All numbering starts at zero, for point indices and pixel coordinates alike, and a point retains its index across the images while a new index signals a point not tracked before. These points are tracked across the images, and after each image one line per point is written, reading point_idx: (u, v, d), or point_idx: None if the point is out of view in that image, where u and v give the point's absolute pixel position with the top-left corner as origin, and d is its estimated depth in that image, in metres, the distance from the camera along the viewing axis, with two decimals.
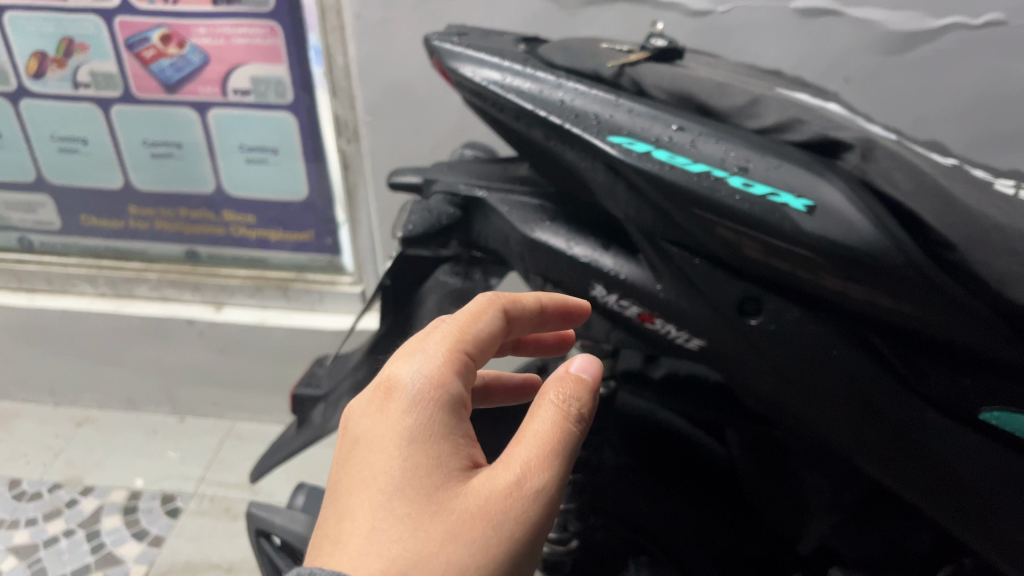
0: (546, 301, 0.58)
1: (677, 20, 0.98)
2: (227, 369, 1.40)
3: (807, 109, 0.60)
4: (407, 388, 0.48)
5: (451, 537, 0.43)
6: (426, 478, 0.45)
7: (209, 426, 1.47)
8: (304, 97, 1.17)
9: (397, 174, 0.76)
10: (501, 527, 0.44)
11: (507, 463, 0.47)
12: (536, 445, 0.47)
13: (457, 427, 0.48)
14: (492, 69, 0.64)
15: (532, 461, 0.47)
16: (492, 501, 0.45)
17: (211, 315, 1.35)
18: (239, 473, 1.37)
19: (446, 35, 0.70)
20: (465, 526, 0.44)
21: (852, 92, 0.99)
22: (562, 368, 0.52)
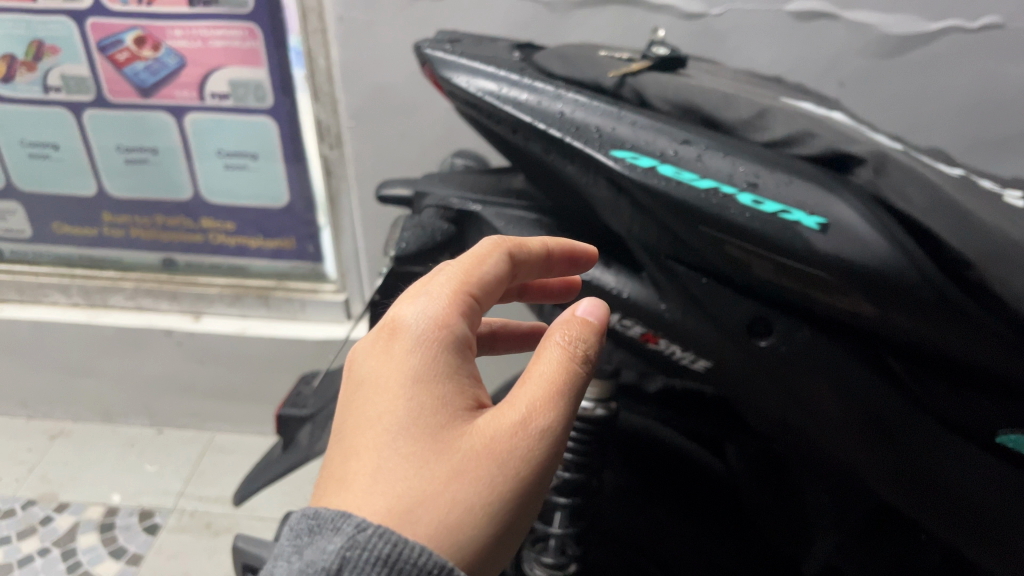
0: (553, 244, 0.55)
1: (669, 22, 0.95)
2: (207, 380, 1.36)
3: (815, 121, 0.58)
4: (412, 327, 0.47)
5: (457, 475, 0.42)
6: (431, 418, 0.43)
7: (187, 439, 1.43)
8: (285, 101, 1.13)
9: (385, 185, 0.73)
10: (508, 468, 0.43)
11: (512, 403, 0.45)
12: (544, 386, 0.46)
13: (461, 366, 0.46)
14: (487, 78, 0.61)
15: (540, 401, 0.45)
16: (498, 441, 0.44)
17: (189, 325, 1.31)
18: (220, 487, 1.33)
19: (437, 43, 0.67)
20: (471, 465, 0.42)
21: (847, 97, 0.98)
22: (568, 311, 0.51)
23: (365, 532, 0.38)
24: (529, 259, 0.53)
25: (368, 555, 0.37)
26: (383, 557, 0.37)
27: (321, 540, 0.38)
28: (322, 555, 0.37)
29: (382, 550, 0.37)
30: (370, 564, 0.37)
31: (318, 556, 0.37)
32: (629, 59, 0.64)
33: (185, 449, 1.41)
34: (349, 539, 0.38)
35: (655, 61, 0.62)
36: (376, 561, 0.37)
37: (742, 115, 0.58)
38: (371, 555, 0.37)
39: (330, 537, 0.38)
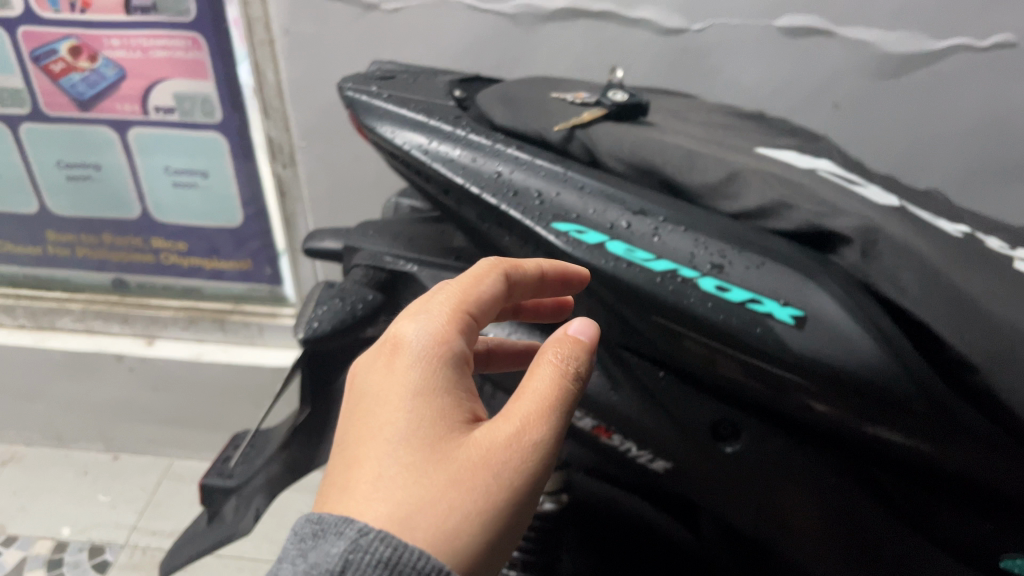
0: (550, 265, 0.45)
1: (646, 38, 0.86)
2: (162, 406, 1.29)
3: (797, 182, 0.49)
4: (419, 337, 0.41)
5: (453, 484, 0.35)
6: (426, 423, 0.37)
7: (144, 466, 1.36)
8: (234, 116, 1.05)
9: (312, 238, 0.65)
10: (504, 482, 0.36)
11: (513, 409, 0.38)
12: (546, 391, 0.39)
13: (462, 378, 0.39)
14: (416, 129, 0.52)
15: (542, 408, 0.38)
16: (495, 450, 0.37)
17: (141, 350, 1.23)
18: (177, 519, 1.26)
19: (365, 80, 0.58)
20: (466, 475, 0.36)
21: (841, 120, 0.89)
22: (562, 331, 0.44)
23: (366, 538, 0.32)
24: (527, 279, 0.44)
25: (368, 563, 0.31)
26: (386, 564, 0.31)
27: (316, 548, 0.32)
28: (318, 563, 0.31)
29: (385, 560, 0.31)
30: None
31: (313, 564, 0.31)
32: (584, 103, 0.55)
33: (142, 477, 1.34)
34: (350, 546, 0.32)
35: (612, 108, 0.53)
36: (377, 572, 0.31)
37: (712, 175, 0.49)
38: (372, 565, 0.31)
39: (327, 543, 0.32)
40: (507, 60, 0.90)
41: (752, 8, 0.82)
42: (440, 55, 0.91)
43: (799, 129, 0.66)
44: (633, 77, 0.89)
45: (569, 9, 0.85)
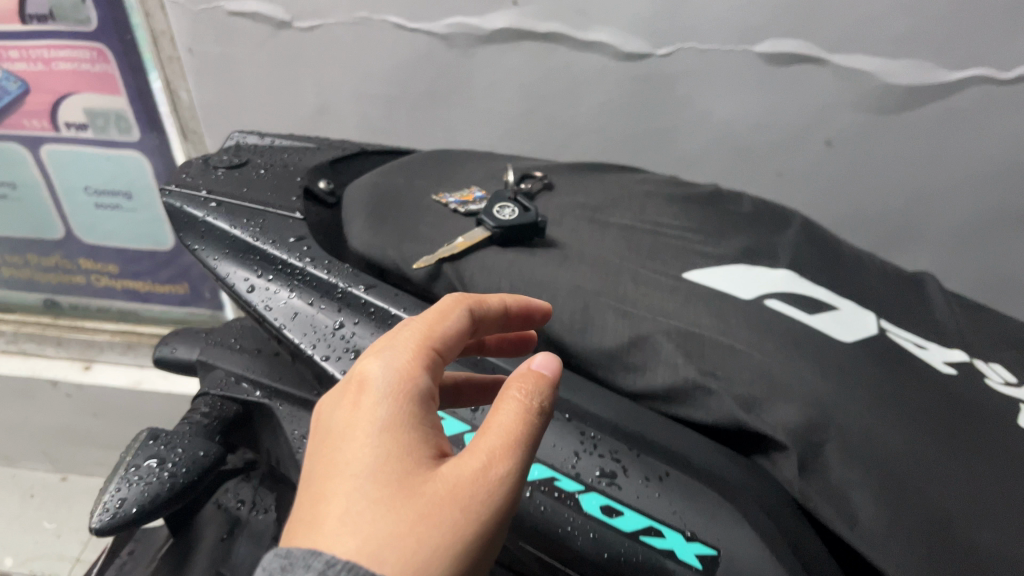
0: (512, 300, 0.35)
1: (601, 64, 0.72)
2: (105, 431, 1.21)
3: (723, 345, 0.37)
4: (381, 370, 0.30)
5: (424, 526, 0.24)
6: (384, 454, 0.26)
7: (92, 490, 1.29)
8: (153, 135, 0.93)
9: (162, 346, 0.53)
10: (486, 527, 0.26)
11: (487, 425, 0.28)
12: (529, 407, 0.29)
13: (432, 407, 0.28)
14: (245, 258, 0.41)
15: (527, 430, 0.28)
16: (469, 484, 0.26)
17: (78, 376, 1.09)
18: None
19: (204, 171, 0.46)
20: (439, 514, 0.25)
21: (837, 158, 0.74)
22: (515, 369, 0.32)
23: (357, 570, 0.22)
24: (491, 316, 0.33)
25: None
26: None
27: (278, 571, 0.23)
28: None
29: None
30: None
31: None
32: (467, 213, 0.43)
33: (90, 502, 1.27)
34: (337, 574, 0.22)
35: (493, 232, 0.41)
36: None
37: (610, 338, 0.37)
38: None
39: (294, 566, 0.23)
40: (440, 86, 0.76)
41: (726, 32, 0.68)
42: (362, 80, 0.77)
43: (759, 209, 0.54)
44: (588, 107, 0.75)
45: (509, 31, 0.71)
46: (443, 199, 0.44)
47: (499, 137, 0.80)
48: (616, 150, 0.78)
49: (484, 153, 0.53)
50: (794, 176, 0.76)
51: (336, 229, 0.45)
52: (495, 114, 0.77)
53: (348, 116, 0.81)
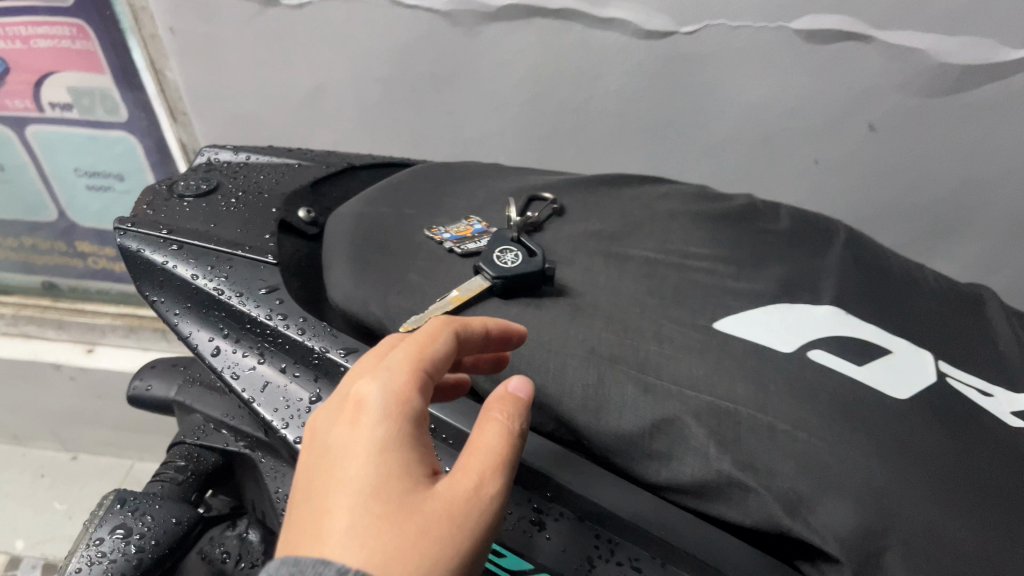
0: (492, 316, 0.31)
1: (620, 42, 0.65)
2: (112, 412, 1.18)
3: (761, 424, 0.32)
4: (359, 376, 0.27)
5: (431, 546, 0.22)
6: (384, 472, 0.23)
7: (102, 470, 1.25)
8: (140, 116, 0.86)
9: (136, 383, 0.49)
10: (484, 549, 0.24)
11: (477, 444, 0.26)
12: (517, 428, 0.27)
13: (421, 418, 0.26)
14: (211, 315, 0.36)
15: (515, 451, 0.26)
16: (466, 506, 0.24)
17: (80, 359, 1.05)
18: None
19: (168, 201, 0.41)
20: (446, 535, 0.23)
21: (879, 143, 0.67)
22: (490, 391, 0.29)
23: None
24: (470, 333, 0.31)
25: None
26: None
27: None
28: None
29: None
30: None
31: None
32: (465, 250, 0.38)
33: (100, 481, 1.23)
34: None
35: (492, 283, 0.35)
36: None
37: (629, 420, 0.31)
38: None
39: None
40: (444, 67, 0.69)
41: (761, 6, 0.61)
42: (357, 61, 0.70)
43: (798, 225, 0.47)
44: (606, 88, 0.68)
45: (518, 8, 0.64)
46: (436, 236, 0.39)
47: (509, 121, 0.73)
48: (638, 135, 0.71)
49: (486, 165, 0.47)
50: (834, 164, 0.70)
51: (318, 270, 0.39)
52: (504, 96, 0.71)
53: (344, 98, 0.74)
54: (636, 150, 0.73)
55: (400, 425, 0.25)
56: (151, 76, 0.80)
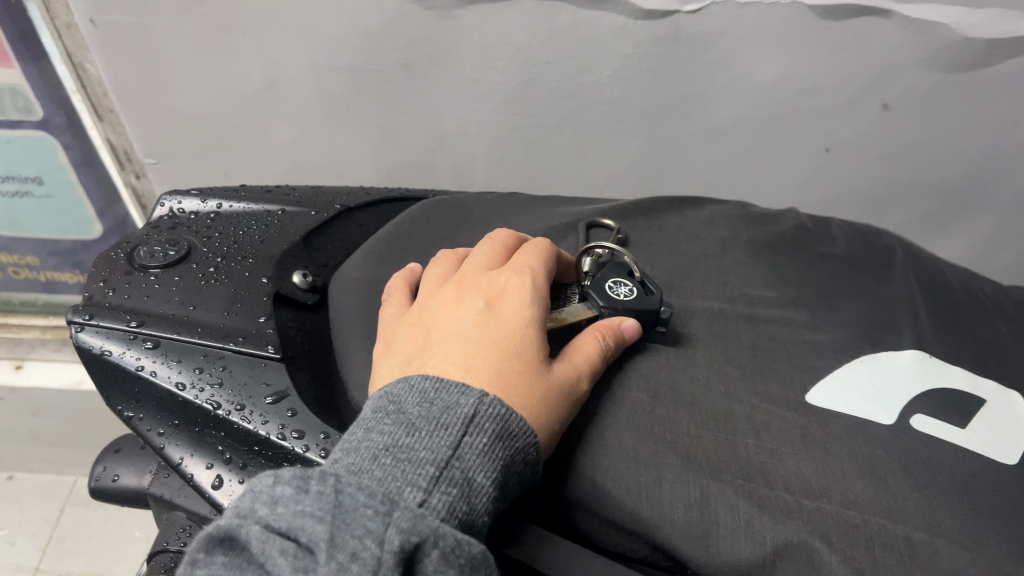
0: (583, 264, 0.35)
1: (614, 24, 0.57)
2: (49, 429, 1.02)
3: (896, 539, 0.27)
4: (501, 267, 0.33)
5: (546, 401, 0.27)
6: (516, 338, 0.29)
7: (42, 490, 1.07)
8: (60, 115, 0.75)
9: (100, 472, 0.42)
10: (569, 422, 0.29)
11: (589, 353, 0.30)
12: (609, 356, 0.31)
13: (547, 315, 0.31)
14: (206, 437, 0.29)
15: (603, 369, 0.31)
16: (575, 393, 0.28)
17: (9, 377, 0.95)
18: (87, 560, 0.98)
19: (130, 276, 0.33)
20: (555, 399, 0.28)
21: (894, 122, 0.62)
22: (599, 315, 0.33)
23: (499, 399, 0.26)
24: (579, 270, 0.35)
25: (482, 451, 0.25)
26: (501, 433, 0.26)
27: (331, 538, 0.21)
28: (362, 550, 0.21)
29: (515, 428, 0.26)
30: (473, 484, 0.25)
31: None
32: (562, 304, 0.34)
33: (39, 502, 1.06)
34: (457, 425, 0.25)
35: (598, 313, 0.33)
36: (496, 453, 0.25)
37: (745, 548, 0.26)
38: (482, 453, 0.25)
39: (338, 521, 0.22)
40: (414, 56, 0.61)
41: None
42: (312, 48, 0.61)
43: (856, 248, 0.42)
44: (599, 74, 0.61)
45: None
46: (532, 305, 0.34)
47: (489, 111, 0.65)
48: (633, 122, 0.64)
49: (502, 202, 0.41)
50: (846, 150, 0.65)
51: (330, 353, 0.32)
52: (485, 85, 0.63)
53: (300, 90, 0.65)
54: (632, 140, 0.66)
55: (536, 316, 0.30)
56: (67, 69, 0.67)
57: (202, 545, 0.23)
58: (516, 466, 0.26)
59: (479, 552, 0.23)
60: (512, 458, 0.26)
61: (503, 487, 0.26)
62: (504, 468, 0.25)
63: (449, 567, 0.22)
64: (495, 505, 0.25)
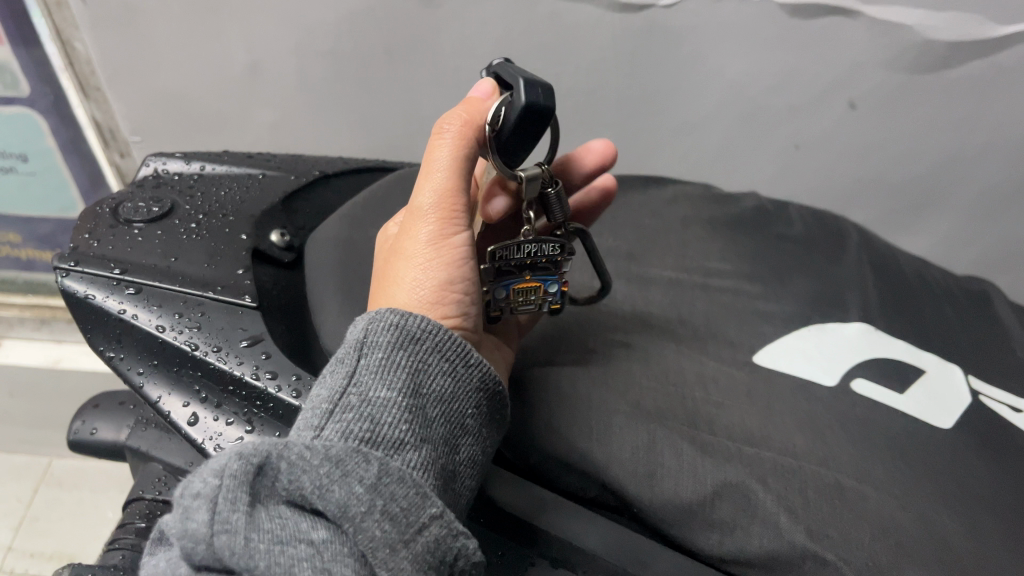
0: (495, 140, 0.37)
1: (592, 16, 0.59)
2: (23, 409, 1.02)
3: (829, 485, 0.29)
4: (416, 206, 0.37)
5: (400, 275, 0.31)
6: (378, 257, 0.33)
7: (14, 471, 1.07)
8: (46, 92, 0.75)
9: (78, 426, 0.43)
10: (444, 233, 0.31)
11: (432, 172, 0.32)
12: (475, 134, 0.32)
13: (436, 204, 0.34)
14: (184, 377, 0.31)
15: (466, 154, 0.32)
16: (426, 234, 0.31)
17: None
18: (57, 540, 0.98)
19: (115, 228, 0.34)
20: (408, 258, 0.31)
21: (858, 121, 0.64)
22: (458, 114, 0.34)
23: (390, 312, 0.29)
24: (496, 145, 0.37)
25: (373, 369, 0.27)
26: (401, 341, 0.28)
27: (185, 488, 0.24)
28: (205, 488, 0.23)
29: (412, 332, 0.28)
30: (375, 398, 0.26)
31: (195, 527, 0.23)
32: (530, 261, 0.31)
33: (12, 483, 1.05)
34: (352, 353, 0.28)
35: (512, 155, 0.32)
36: (393, 367, 0.27)
37: (688, 488, 0.28)
38: (376, 369, 0.27)
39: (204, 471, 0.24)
40: (397, 42, 0.62)
41: None
42: (297, 30, 0.62)
43: (812, 231, 0.44)
44: (576, 65, 0.63)
45: None
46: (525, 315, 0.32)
47: (469, 99, 0.67)
48: (608, 114, 0.66)
49: None
50: (814, 147, 0.67)
51: (304, 309, 0.34)
52: (465, 73, 0.64)
53: (284, 73, 0.66)
54: (606, 132, 0.68)
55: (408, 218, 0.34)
56: (55, 46, 0.68)
57: (147, 548, 0.26)
58: (424, 374, 0.28)
59: (341, 452, 0.24)
60: (414, 369, 0.28)
61: (421, 397, 0.27)
62: (410, 376, 0.27)
63: (303, 472, 0.23)
64: (413, 413, 0.27)
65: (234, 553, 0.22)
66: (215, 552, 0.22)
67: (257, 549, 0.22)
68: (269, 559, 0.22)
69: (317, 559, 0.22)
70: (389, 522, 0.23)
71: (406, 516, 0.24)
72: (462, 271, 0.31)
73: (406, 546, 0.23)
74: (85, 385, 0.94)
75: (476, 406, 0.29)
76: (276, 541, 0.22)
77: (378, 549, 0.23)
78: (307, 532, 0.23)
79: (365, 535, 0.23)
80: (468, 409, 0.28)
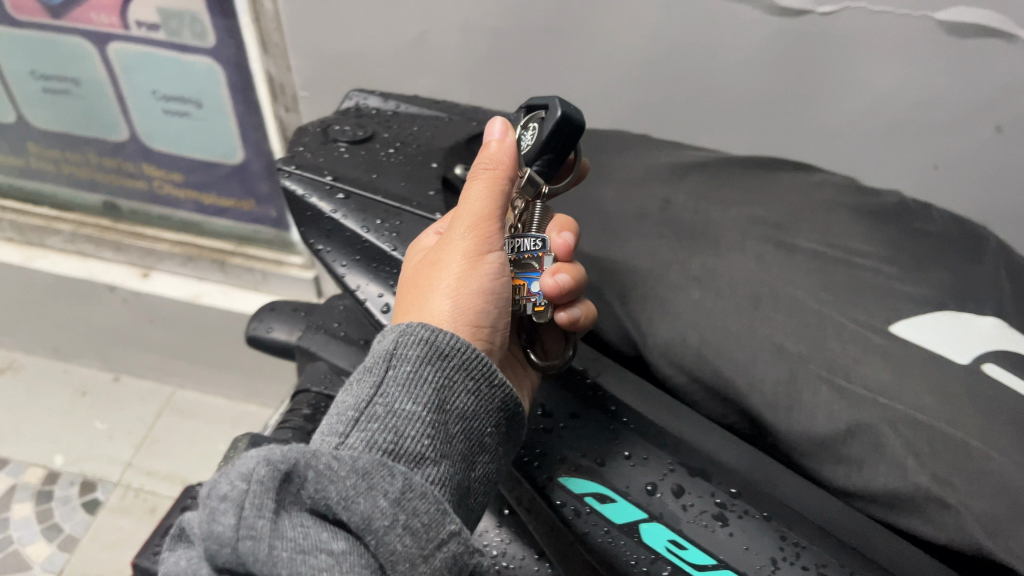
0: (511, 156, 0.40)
1: (750, 17, 0.62)
2: (160, 338, 1.10)
3: (956, 441, 0.31)
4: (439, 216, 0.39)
5: (433, 293, 0.34)
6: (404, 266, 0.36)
7: (144, 394, 1.16)
8: (229, 45, 0.81)
9: (255, 324, 0.49)
10: (479, 251, 0.35)
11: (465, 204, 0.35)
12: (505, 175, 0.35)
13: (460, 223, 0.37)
14: (379, 272, 0.36)
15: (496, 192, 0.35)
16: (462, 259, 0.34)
17: (135, 282, 1.05)
18: (173, 462, 1.06)
19: (328, 144, 0.40)
20: (440, 276, 0.34)
21: (1002, 150, 0.62)
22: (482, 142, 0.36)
23: (423, 327, 0.33)
24: None
25: (399, 384, 0.31)
26: (429, 357, 0.32)
27: (212, 490, 0.29)
28: (234, 491, 0.28)
29: (438, 349, 0.32)
30: (401, 411, 0.31)
31: (222, 528, 0.28)
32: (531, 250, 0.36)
33: (140, 404, 1.15)
34: (381, 364, 0.32)
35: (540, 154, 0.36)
36: (420, 383, 0.31)
37: (824, 425, 0.32)
38: (403, 383, 0.31)
39: (235, 473, 0.29)
40: (558, 24, 0.66)
41: None
42: (467, 7, 0.68)
43: (953, 227, 0.45)
44: (728, 62, 0.65)
45: None
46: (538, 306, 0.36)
47: (617, 87, 0.70)
48: (753, 113, 0.68)
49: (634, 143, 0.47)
50: None
51: None
52: (618, 60, 0.68)
53: (450, 45, 0.71)
54: (745, 130, 0.70)
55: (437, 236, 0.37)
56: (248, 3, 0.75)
57: (168, 542, 0.33)
58: (449, 393, 0.32)
59: (364, 464, 0.29)
60: (441, 384, 0.32)
61: (445, 413, 0.31)
62: (434, 392, 0.31)
63: (326, 483, 0.28)
64: (437, 427, 0.31)
65: (256, 557, 0.27)
66: (241, 554, 0.27)
67: (278, 557, 0.27)
68: (291, 566, 0.26)
69: (333, 567, 0.27)
70: (409, 536, 0.28)
71: (426, 530, 0.28)
72: (497, 286, 0.35)
73: (425, 558, 0.28)
74: (219, 321, 1.02)
75: (494, 423, 0.33)
76: (298, 550, 0.27)
77: (398, 561, 0.27)
78: (327, 542, 0.27)
79: (386, 548, 0.27)
80: (487, 428, 0.33)
